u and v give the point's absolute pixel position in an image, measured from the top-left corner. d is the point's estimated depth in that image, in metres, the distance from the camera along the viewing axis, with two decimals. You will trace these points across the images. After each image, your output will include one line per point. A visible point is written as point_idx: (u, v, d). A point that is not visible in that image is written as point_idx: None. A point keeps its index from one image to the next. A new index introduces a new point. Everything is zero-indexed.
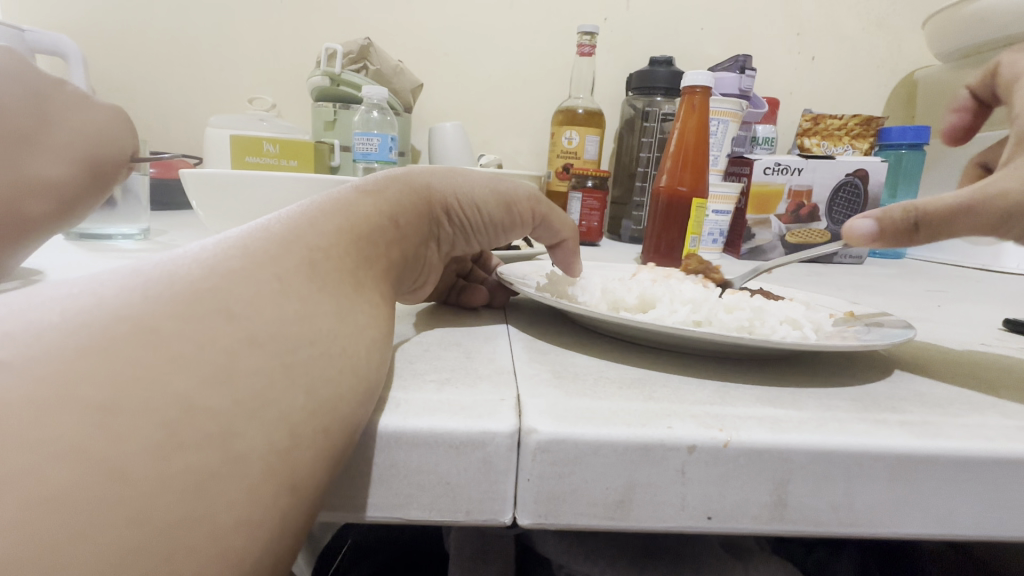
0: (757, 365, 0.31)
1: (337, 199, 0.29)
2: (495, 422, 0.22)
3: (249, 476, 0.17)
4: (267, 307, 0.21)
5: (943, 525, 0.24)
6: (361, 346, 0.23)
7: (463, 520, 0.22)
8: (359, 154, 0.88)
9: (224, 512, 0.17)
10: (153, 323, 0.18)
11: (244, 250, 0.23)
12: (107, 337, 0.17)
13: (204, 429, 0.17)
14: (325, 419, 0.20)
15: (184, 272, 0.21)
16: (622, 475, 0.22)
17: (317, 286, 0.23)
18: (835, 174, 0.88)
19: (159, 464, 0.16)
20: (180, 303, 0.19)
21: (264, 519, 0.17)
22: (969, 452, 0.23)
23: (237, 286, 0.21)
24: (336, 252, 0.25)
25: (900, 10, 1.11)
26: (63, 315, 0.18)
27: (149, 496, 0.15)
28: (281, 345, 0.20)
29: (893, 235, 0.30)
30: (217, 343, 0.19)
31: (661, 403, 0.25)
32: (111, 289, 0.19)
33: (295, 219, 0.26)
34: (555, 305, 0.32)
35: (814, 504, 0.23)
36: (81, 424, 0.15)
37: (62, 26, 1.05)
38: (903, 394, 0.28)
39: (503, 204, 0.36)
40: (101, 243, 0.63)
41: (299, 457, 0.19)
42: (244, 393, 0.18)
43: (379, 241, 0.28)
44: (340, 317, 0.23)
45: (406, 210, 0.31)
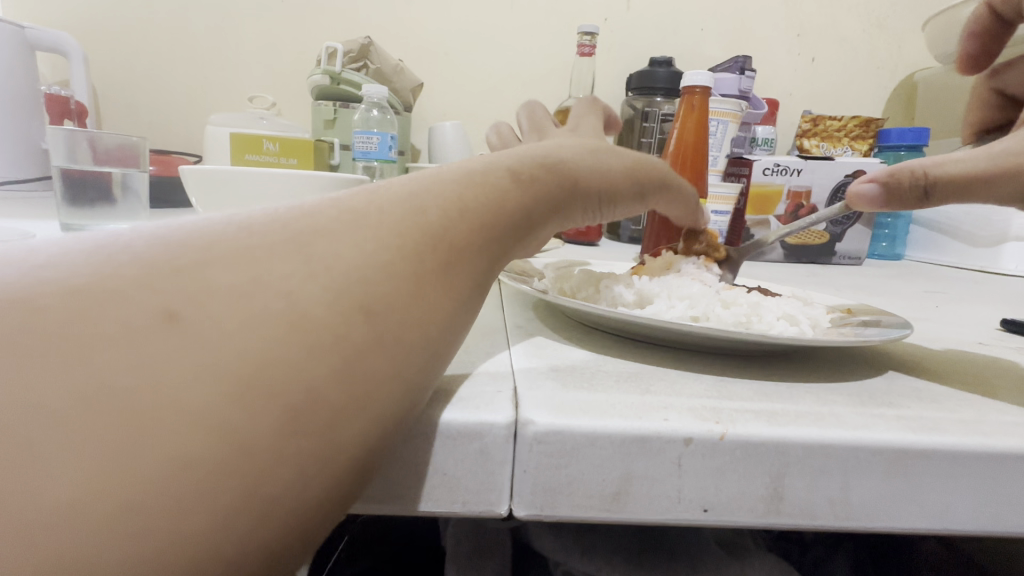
0: (754, 360, 0.31)
1: (480, 177, 0.25)
2: (492, 413, 0.22)
3: (285, 487, 0.16)
4: (349, 316, 0.18)
5: (938, 519, 0.24)
6: (437, 343, 0.21)
7: (459, 511, 0.22)
8: (359, 152, 0.88)
9: (249, 544, 0.15)
10: (210, 296, 0.16)
11: (334, 234, 0.20)
12: (162, 337, 0.15)
13: (248, 422, 0.15)
14: (374, 452, 0.18)
15: (257, 235, 0.19)
16: (618, 467, 0.22)
17: (414, 295, 0.20)
18: (835, 175, 0.89)
19: (189, 470, 0.15)
20: (242, 276, 0.17)
21: (292, 524, 0.16)
22: (963, 446, 0.23)
23: (317, 263, 0.18)
24: (466, 246, 0.23)
25: (900, 13, 1.12)
26: (125, 265, 0.17)
27: (181, 526, 0.14)
28: (355, 367, 0.18)
29: (897, 196, 0.33)
30: (283, 357, 0.16)
31: (659, 397, 0.25)
32: (182, 263, 0.17)
33: (406, 199, 0.22)
34: (552, 300, 0.32)
35: (809, 498, 0.23)
36: (127, 406, 0.15)
37: (64, 23, 1.05)
38: (900, 391, 0.28)
39: (636, 187, 0.34)
40: (99, 239, 0.62)
41: (346, 465, 0.17)
42: (299, 387, 0.16)
43: (509, 247, 0.25)
44: (423, 309, 0.20)
45: (544, 205, 0.28)
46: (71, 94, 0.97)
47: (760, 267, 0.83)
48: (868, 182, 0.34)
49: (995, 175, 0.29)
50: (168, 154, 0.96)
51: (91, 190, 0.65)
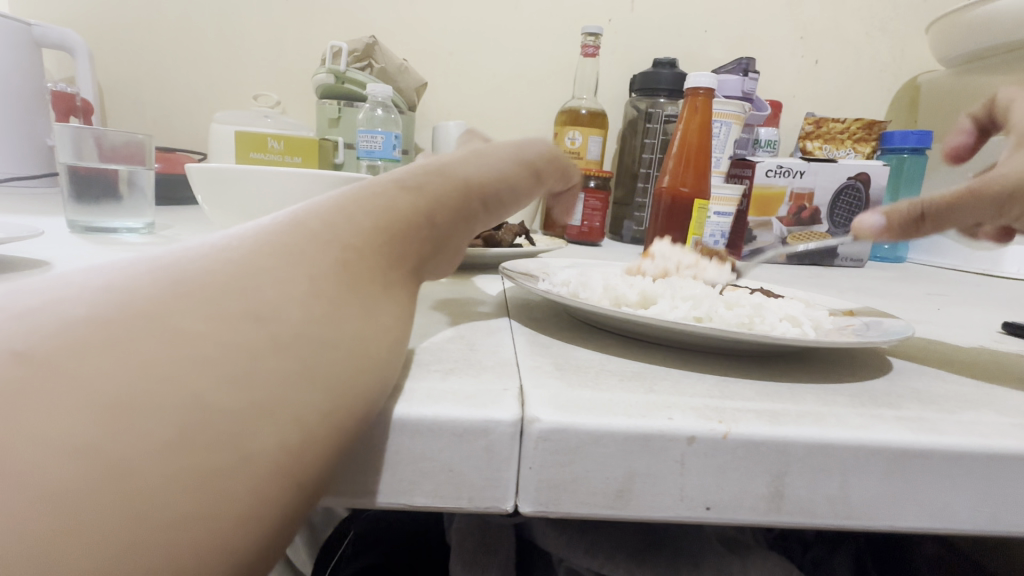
0: (758, 361, 0.32)
1: (374, 194, 0.29)
2: (498, 411, 0.23)
3: (257, 452, 0.18)
4: (297, 306, 0.21)
5: (940, 519, 0.24)
6: (380, 347, 0.23)
7: (466, 507, 0.23)
8: (363, 151, 0.89)
9: (231, 509, 0.17)
10: (171, 319, 0.18)
11: (273, 245, 0.23)
12: (127, 332, 0.18)
13: (232, 416, 0.18)
14: (338, 418, 0.20)
15: (209, 265, 0.21)
16: (622, 465, 0.22)
17: (347, 285, 0.23)
18: (837, 177, 0.89)
19: (161, 443, 0.16)
20: (193, 298, 0.19)
21: (263, 517, 0.18)
22: (963, 447, 0.23)
23: (261, 285, 0.21)
24: (368, 249, 0.26)
25: (904, 15, 1.12)
26: (89, 305, 0.18)
27: (159, 495, 0.16)
28: (304, 346, 0.20)
29: (898, 225, 0.34)
30: (238, 342, 0.19)
31: (663, 396, 0.25)
32: (143, 281, 0.20)
33: (323, 214, 0.26)
34: (557, 299, 0.32)
35: (811, 497, 0.23)
36: (95, 422, 0.16)
37: (70, 21, 1.06)
38: (900, 391, 0.29)
39: (526, 172, 0.39)
40: (106, 236, 0.63)
41: (309, 432, 0.19)
42: (254, 394, 0.18)
43: (413, 239, 0.29)
44: (360, 317, 0.23)
45: (442, 205, 0.31)
46: (76, 91, 0.97)
47: (762, 269, 0.83)
48: (869, 216, 0.36)
49: (980, 194, 0.32)
50: (173, 152, 0.97)
51: (97, 187, 0.65)
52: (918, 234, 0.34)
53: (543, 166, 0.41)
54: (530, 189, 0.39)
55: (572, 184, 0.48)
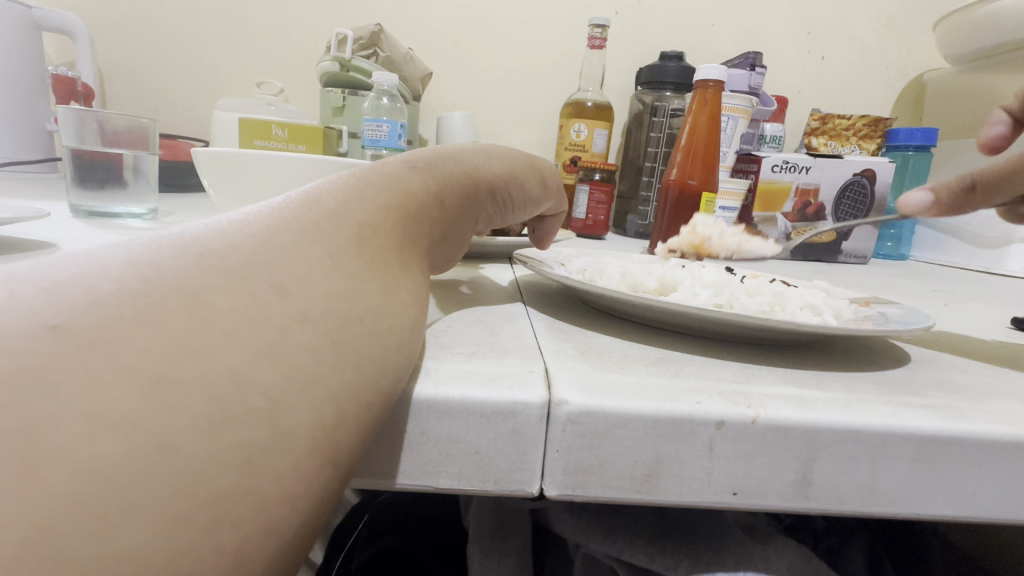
0: (777, 349, 0.31)
1: (386, 173, 0.29)
2: (526, 393, 0.22)
3: (293, 429, 0.18)
4: (321, 281, 0.21)
5: (964, 507, 0.24)
6: (405, 325, 0.23)
7: (491, 489, 0.23)
8: (368, 140, 0.88)
9: (270, 486, 0.17)
10: (201, 293, 0.18)
11: (297, 223, 0.23)
12: (159, 305, 0.17)
13: (267, 395, 0.17)
14: (368, 394, 0.20)
15: (233, 241, 0.21)
16: (650, 448, 0.22)
17: (367, 263, 0.23)
18: (843, 173, 0.88)
19: (198, 417, 0.16)
20: (222, 272, 0.19)
21: (304, 494, 0.18)
22: (990, 436, 0.23)
23: (287, 261, 0.21)
24: (384, 229, 0.26)
25: (910, 12, 1.11)
26: (115, 279, 0.17)
27: (197, 471, 0.15)
28: (333, 323, 0.20)
29: (949, 202, 0.37)
30: (270, 318, 0.19)
31: (689, 380, 0.25)
32: (167, 257, 0.19)
33: (343, 192, 0.26)
34: (575, 285, 0.32)
35: (838, 483, 0.23)
36: (135, 398, 0.15)
37: (71, 5, 1.05)
38: (924, 381, 0.28)
39: (540, 181, 0.39)
40: (109, 221, 0.62)
41: (340, 409, 0.19)
42: (290, 369, 0.18)
43: (424, 220, 0.29)
44: (385, 296, 0.23)
45: (450, 191, 0.31)
46: (77, 75, 0.96)
47: (767, 264, 0.83)
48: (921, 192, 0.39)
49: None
50: (176, 139, 0.95)
51: (101, 170, 0.64)
52: (970, 206, 0.37)
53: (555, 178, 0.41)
54: (540, 195, 0.39)
55: (563, 211, 0.44)
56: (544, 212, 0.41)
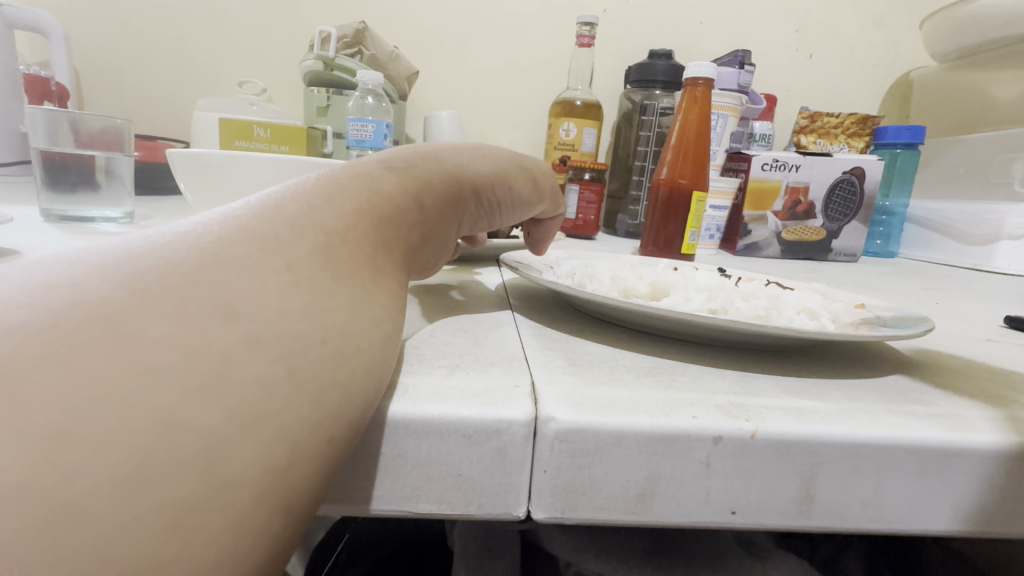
0: (772, 355, 0.30)
1: (362, 174, 0.28)
2: (511, 409, 0.21)
3: (234, 478, 0.16)
4: (274, 302, 0.19)
5: (973, 520, 0.23)
6: (374, 344, 0.22)
7: (474, 514, 0.21)
8: (353, 140, 0.86)
9: (204, 548, 0.15)
10: (126, 322, 0.16)
11: (252, 234, 0.21)
12: (74, 345, 0.15)
13: (202, 443, 0.16)
14: (327, 428, 0.19)
15: (174, 257, 0.19)
16: (643, 467, 0.21)
17: (331, 276, 0.21)
18: (832, 171, 0.87)
19: (114, 477, 0.14)
20: (157, 296, 0.17)
21: (247, 551, 0.16)
22: (1000, 446, 0.22)
23: (234, 278, 0.19)
24: (353, 234, 0.24)
25: (898, 11, 1.12)
26: (24, 308, 0.16)
27: (112, 541, 0.14)
28: (286, 348, 0.18)
29: None
30: (209, 349, 0.17)
31: (683, 393, 0.23)
32: (94, 279, 0.17)
33: (311, 197, 0.24)
34: (565, 290, 0.31)
35: (841, 501, 0.22)
36: (36, 457, 0.14)
37: (44, 3, 1.02)
38: (924, 387, 0.27)
39: (531, 184, 0.37)
40: (81, 226, 0.60)
41: (291, 451, 0.17)
42: (232, 407, 0.17)
43: (400, 222, 0.27)
44: (353, 312, 0.21)
45: (429, 193, 0.30)
46: (50, 75, 0.93)
47: (758, 264, 0.82)
48: None
49: None
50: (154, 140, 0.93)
51: (74, 174, 0.62)
52: None
53: (547, 180, 0.39)
54: (531, 199, 0.37)
55: (561, 213, 0.42)
56: (538, 213, 0.40)
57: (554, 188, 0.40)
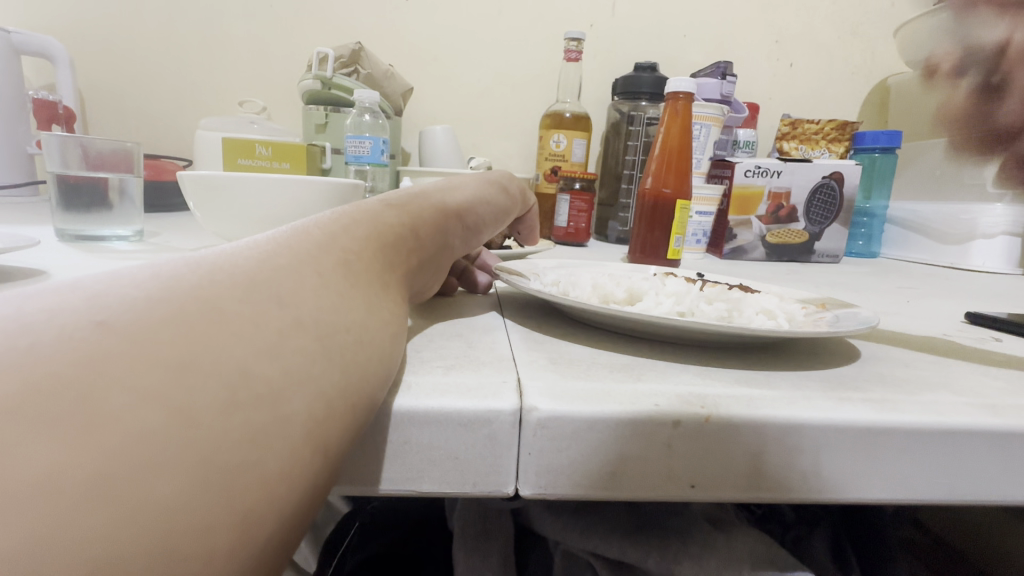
0: (737, 352, 0.34)
1: (366, 209, 0.31)
2: (498, 402, 0.24)
3: (293, 416, 0.20)
4: (312, 295, 0.23)
5: (902, 491, 0.26)
6: (384, 338, 0.26)
7: (471, 492, 0.25)
8: (351, 156, 0.90)
9: (273, 463, 0.19)
10: (217, 301, 0.20)
11: (289, 248, 0.25)
12: (179, 309, 0.19)
13: (274, 385, 0.20)
14: (353, 396, 0.22)
15: (236, 261, 0.23)
16: (614, 448, 0.24)
17: (351, 284, 0.25)
18: (812, 176, 0.92)
19: (217, 396, 0.18)
20: (231, 284, 0.21)
21: (301, 476, 0.19)
22: (921, 425, 0.26)
23: (282, 278, 0.23)
24: (366, 255, 0.28)
25: (873, 21, 1.16)
26: (146, 289, 0.20)
27: (216, 442, 0.17)
28: (323, 330, 0.22)
29: None
30: (271, 322, 0.21)
31: (649, 384, 0.27)
32: (179, 271, 0.21)
33: (329, 224, 0.28)
34: (549, 298, 0.34)
35: (787, 471, 0.25)
36: (163, 374, 0.17)
37: (50, 30, 1.05)
38: (867, 377, 0.31)
39: (499, 193, 0.44)
40: (97, 244, 0.63)
41: (332, 405, 0.21)
42: (290, 367, 0.20)
43: (401, 249, 0.31)
44: (368, 312, 0.25)
45: (424, 221, 0.34)
46: (59, 99, 0.97)
47: (742, 267, 0.86)
48: None
49: None
50: (159, 159, 0.96)
51: (85, 195, 0.66)
52: None
53: (511, 196, 0.47)
54: (504, 206, 0.44)
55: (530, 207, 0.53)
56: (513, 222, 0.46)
57: (520, 192, 0.49)
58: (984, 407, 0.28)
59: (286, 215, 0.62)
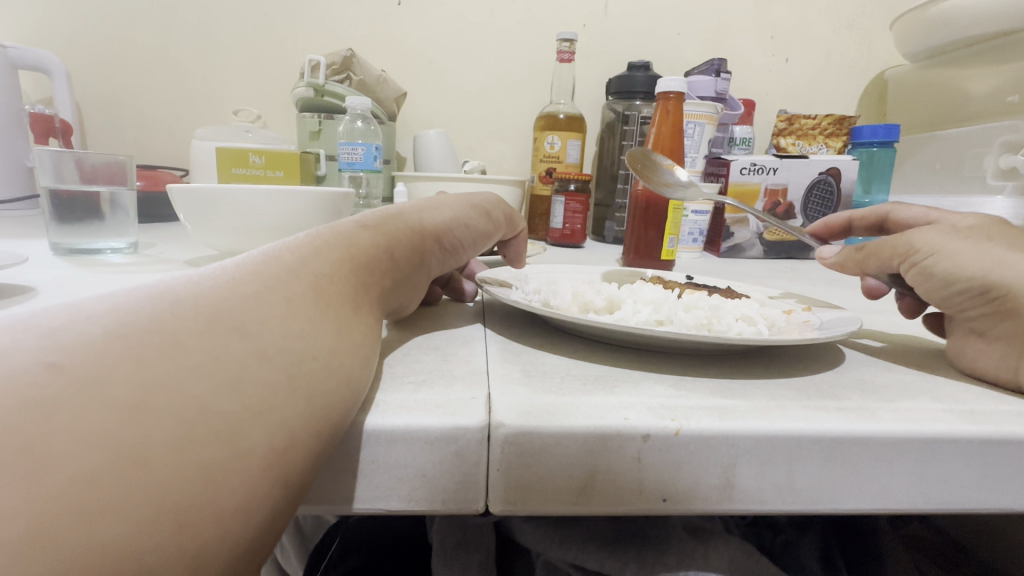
0: (717, 359, 0.34)
1: (339, 232, 0.31)
2: (466, 417, 0.24)
3: (251, 449, 0.20)
4: (278, 324, 0.23)
5: (877, 499, 0.26)
6: (355, 362, 0.25)
7: (440, 509, 0.25)
8: (344, 163, 0.90)
9: (227, 499, 0.18)
10: (179, 335, 0.20)
11: (259, 274, 0.25)
12: (139, 347, 0.19)
13: (233, 419, 0.19)
14: (317, 423, 0.22)
15: (201, 290, 0.23)
16: (583, 462, 0.24)
17: (321, 307, 0.25)
18: (809, 173, 0.91)
19: (172, 436, 0.18)
20: (194, 316, 0.21)
21: (257, 508, 0.19)
22: (896, 433, 0.26)
23: (248, 307, 0.23)
24: (338, 278, 0.28)
25: (870, 13, 1.15)
26: (101, 323, 0.20)
27: (167, 483, 0.17)
28: (289, 359, 0.22)
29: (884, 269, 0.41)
30: (234, 355, 0.21)
31: (621, 397, 0.27)
32: (142, 303, 0.21)
33: (301, 248, 0.28)
34: (527, 309, 0.34)
35: (759, 484, 0.25)
36: (117, 418, 0.17)
37: (45, 43, 1.06)
38: (846, 383, 0.31)
39: (482, 216, 0.43)
40: (90, 258, 0.63)
41: (295, 435, 0.21)
42: (250, 399, 0.20)
43: (375, 270, 0.31)
44: (339, 336, 0.25)
45: (399, 242, 0.34)
46: (55, 112, 0.98)
47: (739, 265, 0.86)
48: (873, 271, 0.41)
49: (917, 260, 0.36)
50: (155, 170, 0.97)
51: (79, 208, 0.65)
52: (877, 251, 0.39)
53: (500, 214, 0.45)
54: (486, 229, 0.43)
55: (521, 230, 0.50)
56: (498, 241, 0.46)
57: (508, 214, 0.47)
58: (962, 413, 0.27)
59: (276, 224, 0.62)
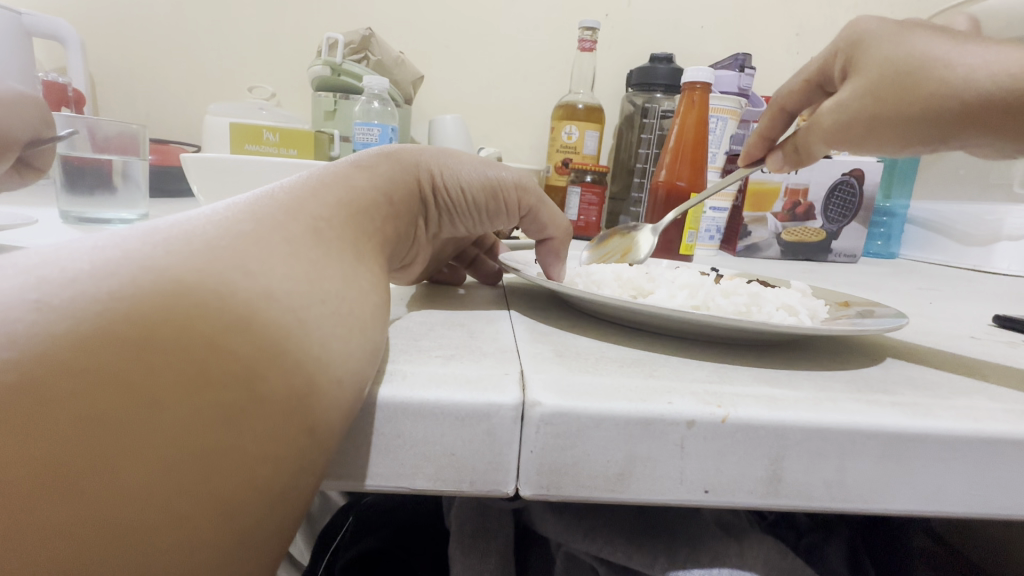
0: (753, 349, 0.32)
1: (337, 172, 0.29)
2: (498, 394, 0.23)
3: (270, 392, 0.18)
4: (281, 265, 0.21)
5: (930, 501, 0.24)
6: (366, 311, 0.23)
7: (467, 490, 0.23)
8: (359, 143, 0.88)
9: (251, 443, 0.17)
10: (178, 273, 0.19)
11: (255, 215, 0.23)
12: (135, 285, 0.18)
13: (243, 362, 0.18)
14: (339, 369, 0.20)
15: (196, 229, 0.21)
16: (623, 448, 0.23)
17: (323, 250, 0.23)
18: (832, 173, 0.87)
19: (178, 376, 0.17)
20: (188, 252, 0.19)
21: (287, 455, 0.18)
22: (954, 431, 0.24)
23: (247, 246, 0.21)
24: (338, 222, 0.25)
25: (898, 13, 1.12)
26: (89, 261, 0.18)
27: (179, 423, 0.17)
28: (298, 300, 0.20)
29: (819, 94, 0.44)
30: (236, 295, 0.19)
31: (661, 381, 0.26)
32: (134, 243, 0.20)
33: (298, 189, 0.26)
34: (557, 289, 0.32)
35: (809, 479, 0.24)
36: (125, 353, 0.17)
37: (62, 13, 1.04)
38: (894, 379, 0.29)
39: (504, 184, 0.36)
40: (99, 226, 0.60)
41: (313, 381, 0.19)
42: (261, 339, 0.19)
43: (375, 216, 0.28)
44: (346, 283, 0.23)
45: (398, 188, 0.31)
46: (68, 82, 0.96)
47: (758, 265, 0.83)
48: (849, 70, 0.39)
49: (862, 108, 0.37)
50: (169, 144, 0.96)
51: (90, 177, 0.62)
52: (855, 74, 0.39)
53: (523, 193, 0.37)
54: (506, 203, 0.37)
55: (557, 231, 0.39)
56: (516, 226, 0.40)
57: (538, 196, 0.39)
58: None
59: None
